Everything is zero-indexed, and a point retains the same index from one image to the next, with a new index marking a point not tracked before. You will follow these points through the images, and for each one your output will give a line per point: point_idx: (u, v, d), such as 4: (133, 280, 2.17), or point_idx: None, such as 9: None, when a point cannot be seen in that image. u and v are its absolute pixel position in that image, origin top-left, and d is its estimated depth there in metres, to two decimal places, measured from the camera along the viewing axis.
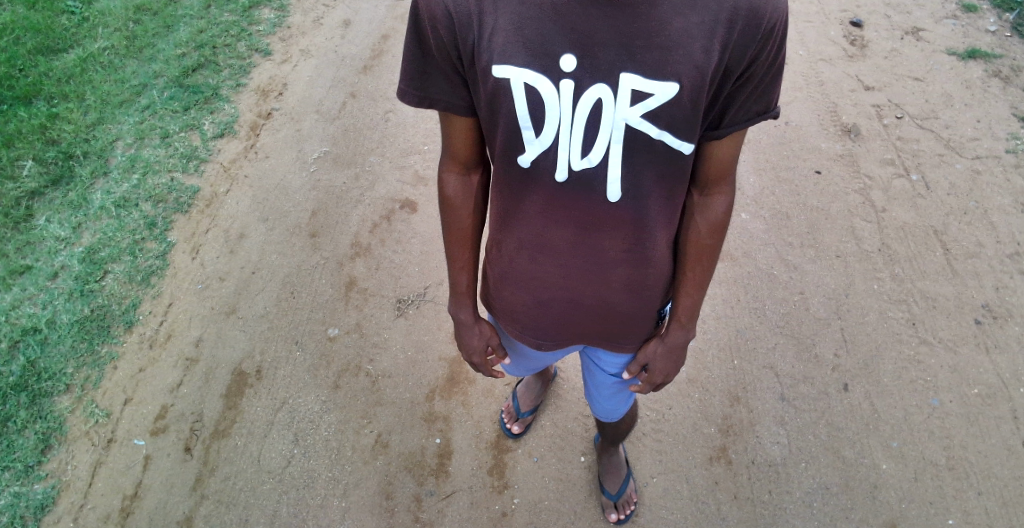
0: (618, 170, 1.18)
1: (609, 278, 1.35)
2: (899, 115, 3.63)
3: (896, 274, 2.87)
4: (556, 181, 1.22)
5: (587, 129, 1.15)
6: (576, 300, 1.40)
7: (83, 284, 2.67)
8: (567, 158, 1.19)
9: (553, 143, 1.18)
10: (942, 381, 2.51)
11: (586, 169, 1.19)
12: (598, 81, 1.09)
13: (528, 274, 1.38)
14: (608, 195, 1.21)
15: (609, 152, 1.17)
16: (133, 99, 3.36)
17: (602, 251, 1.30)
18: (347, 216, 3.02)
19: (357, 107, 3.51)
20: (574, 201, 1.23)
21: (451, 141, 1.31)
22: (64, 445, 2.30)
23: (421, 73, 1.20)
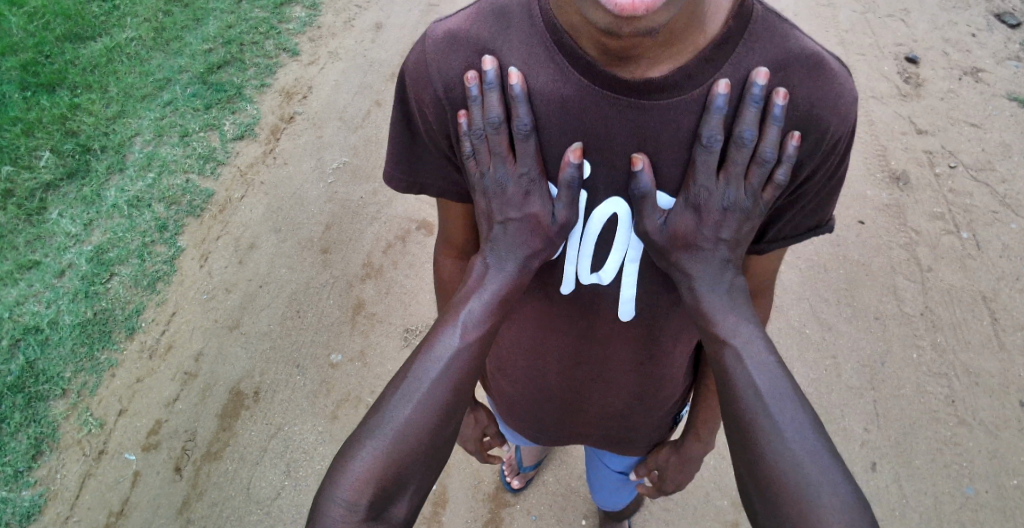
0: (631, 291, 1.08)
1: (614, 390, 1.25)
2: (952, 164, 3.41)
3: (938, 343, 2.68)
4: (561, 293, 1.11)
5: (599, 245, 1.05)
6: (579, 404, 1.30)
7: (89, 285, 2.61)
8: (575, 272, 1.08)
9: (560, 256, 1.07)
10: (978, 467, 2.34)
11: (594, 284, 1.08)
12: (613, 195, 0.99)
13: (527, 376, 1.29)
14: (620, 314, 1.11)
15: (623, 271, 1.06)
16: (155, 94, 3.31)
17: (611, 364, 1.20)
18: (361, 232, 2.92)
19: (381, 116, 3.41)
20: (578, 316, 1.13)
21: (446, 224, 1.27)
22: (56, 452, 2.25)
23: (408, 154, 1.12)
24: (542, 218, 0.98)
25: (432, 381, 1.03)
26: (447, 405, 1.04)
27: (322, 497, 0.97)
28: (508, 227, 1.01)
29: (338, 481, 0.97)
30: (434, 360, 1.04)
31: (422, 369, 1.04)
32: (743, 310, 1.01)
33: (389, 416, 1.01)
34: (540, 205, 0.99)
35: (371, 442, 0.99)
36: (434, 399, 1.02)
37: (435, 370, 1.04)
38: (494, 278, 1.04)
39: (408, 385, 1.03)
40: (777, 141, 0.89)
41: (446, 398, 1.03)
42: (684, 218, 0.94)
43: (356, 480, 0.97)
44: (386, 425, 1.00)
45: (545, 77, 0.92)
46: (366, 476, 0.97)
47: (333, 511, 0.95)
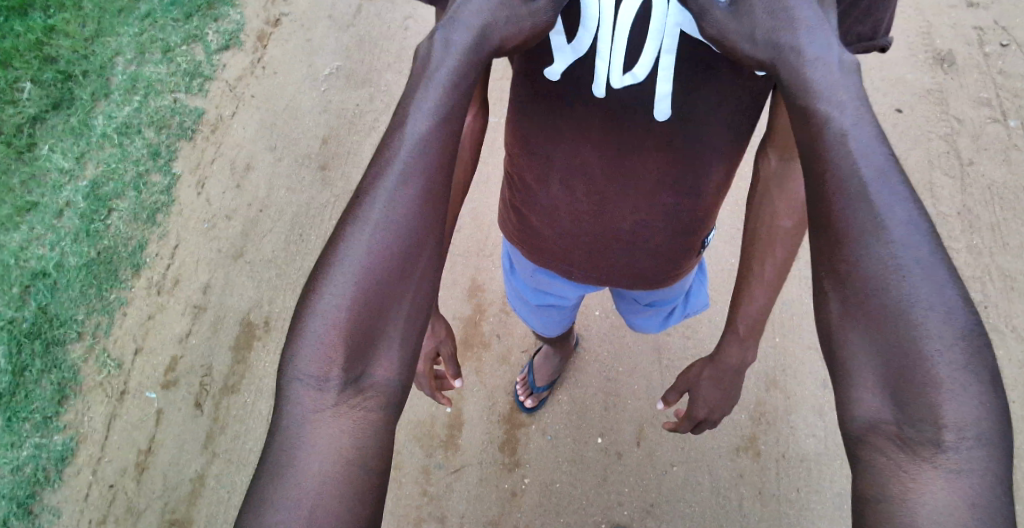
0: (668, 86, 1.10)
1: (647, 204, 1.28)
2: (1005, 41, 3.07)
3: (974, 246, 2.53)
4: (594, 97, 1.15)
5: (631, 39, 1.06)
6: (607, 229, 1.34)
7: (89, 224, 2.54)
8: (608, 71, 1.10)
9: (590, 53, 1.10)
10: (1007, 378, 2.27)
11: (627, 84, 1.11)
12: None
13: (561, 194, 1.32)
14: (653, 113, 1.14)
15: (658, 66, 1.08)
16: (132, 6, 3.05)
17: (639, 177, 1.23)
18: (360, 145, 2.76)
19: (373, 11, 3.12)
20: (613, 113, 1.16)
21: None
22: (80, 396, 2.28)
23: None
24: (497, 14, 0.89)
25: (375, 224, 0.84)
26: (410, 240, 0.86)
27: (283, 378, 0.81)
28: (463, 25, 0.88)
29: (300, 353, 0.80)
30: (375, 196, 0.85)
31: (368, 217, 0.84)
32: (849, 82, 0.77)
33: (343, 272, 0.83)
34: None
35: (322, 307, 0.82)
36: (390, 235, 0.84)
37: (391, 206, 0.85)
38: (433, 82, 0.86)
39: (359, 234, 0.84)
40: None
41: (399, 240, 0.85)
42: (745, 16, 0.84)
43: (317, 347, 0.80)
44: (340, 282, 0.83)
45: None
46: (331, 340, 0.81)
47: (302, 391, 0.79)
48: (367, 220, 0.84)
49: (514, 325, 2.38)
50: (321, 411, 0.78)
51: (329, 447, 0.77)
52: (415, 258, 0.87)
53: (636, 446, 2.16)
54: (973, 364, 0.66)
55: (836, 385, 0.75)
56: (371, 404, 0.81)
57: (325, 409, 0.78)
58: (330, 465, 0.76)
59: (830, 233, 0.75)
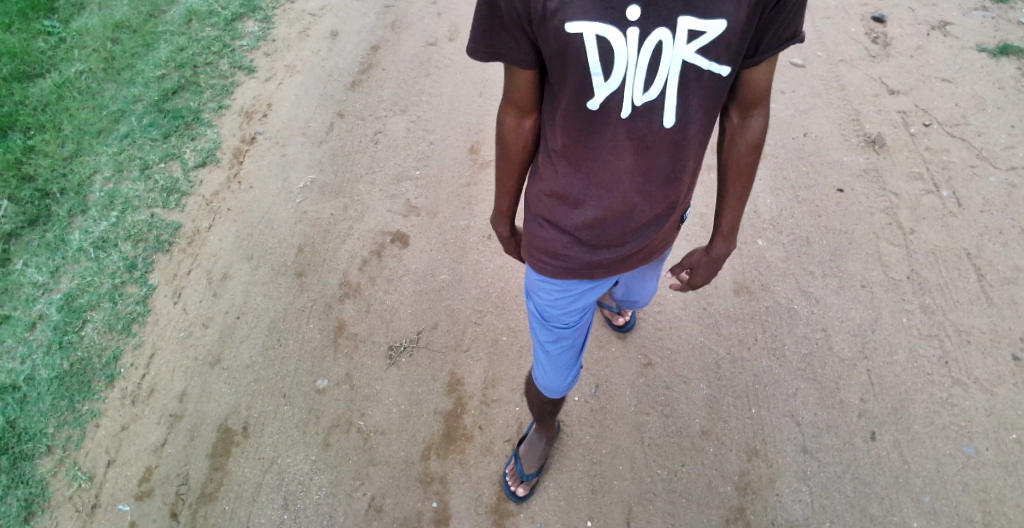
0: (674, 101, 1.30)
1: (658, 195, 1.46)
2: (926, 122, 3.39)
3: (926, 306, 2.67)
4: (621, 118, 1.31)
5: (649, 68, 1.26)
6: (628, 223, 1.50)
7: (62, 335, 2.54)
8: (630, 96, 1.28)
9: (620, 85, 1.27)
10: (977, 427, 2.33)
11: (647, 103, 1.29)
12: (659, 25, 1.22)
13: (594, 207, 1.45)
14: (665, 122, 1.32)
15: (668, 86, 1.28)
16: (112, 127, 3.21)
17: (660, 170, 1.41)
18: (336, 251, 2.86)
19: (346, 128, 3.34)
20: (637, 132, 1.33)
21: (513, 88, 1.44)
22: (47, 512, 2.19)
23: (488, 31, 1.32)
24: None
25: None
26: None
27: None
28: None
29: None
30: None
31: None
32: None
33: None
34: None
35: None
36: None
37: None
38: None
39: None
40: None
41: None
42: None
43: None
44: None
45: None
46: None
47: None
48: None
49: (495, 415, 2.38)
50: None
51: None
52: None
53: None
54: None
55: None
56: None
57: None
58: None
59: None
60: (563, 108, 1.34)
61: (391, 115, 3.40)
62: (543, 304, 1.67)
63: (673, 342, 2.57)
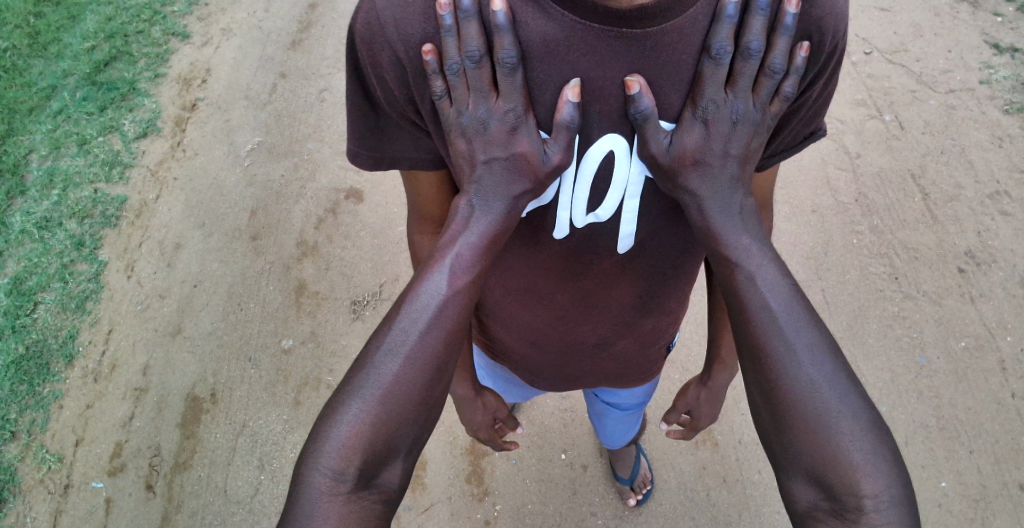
0: (631, 224, 1.03)
1: (609, 329, 1.26)
2: (867, 51, 3.45)
3: (876, 227, 2.76)
4: (555, 238, 1.05)
5: (596, 185, 0.97)
6: (575, 351, 1.33)
7: (14, 319, 2.46)
8: (569, 215, 1.01)
9: (554, 201, 0.99)
10: (928, 336, 2.44)
11: (592, 226, 1.02)
12: (610, 132, 0.91)
13: (528, 330, 1.29)
14: (616, 247, 1.07)
15: (622, 207, 1.00)
16: (42, 104, 3.07)
17: (601, 309, 1.21)
18: (289, 212, 2.81)
19: (289, 88, 3.25)
20: (581, 266, 1.10)
21: (420, 200, 1.16)
22: (19, 497, 2.15)
23: (375, 129, 1.01)
24: (515, 174, 0.90)
25: (434, 297, 0.94)
26: (491, 255, 0.96)
27: (302, 474, 0.87)
28: (492, 172, 0.90)
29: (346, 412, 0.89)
30: (423, 303, 0.94)
31: (455, 236, 0.95)
32: (752, 226, 0.97)
33: (405, 317, 0.94)
34: (510, 174, 0.90)
35: (391, 346, 0.93)
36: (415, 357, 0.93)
37: (487, 195, 0.92)
38: (478, 226, 0.93)
39: (475, 198, 0.93)
40: (784, 53, 0.85)
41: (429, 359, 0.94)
42: (690, 139, 0.89)
43: (337, 447, 0.88)
44: (417, 317, 0.94)
45: (532, 22, 0.80)
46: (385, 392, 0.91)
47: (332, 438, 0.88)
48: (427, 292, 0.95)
49: None
50: (334, 500, 0.85)
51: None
52: (460, 338, 0.98)
53: (599, 456, 2.18)
54: (871, 439, 0.88)
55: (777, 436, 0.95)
56: (376, 499, 0.90)
57: (337, 498, 0.86)
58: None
59: (738, 309, 0.97)
60: None
61: (335, 72, 3.32)
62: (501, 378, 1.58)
63: None
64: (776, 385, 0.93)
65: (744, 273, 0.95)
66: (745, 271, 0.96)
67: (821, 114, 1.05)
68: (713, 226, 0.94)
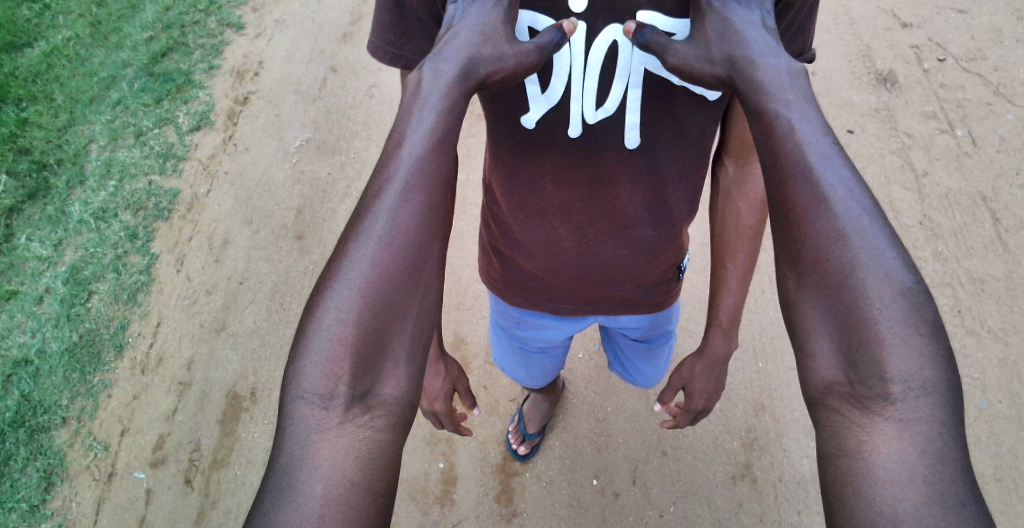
0: (636, 114, 1.15)
1: (623, 233, 1.30)
2: (943, 57, 3.22)
3: (940, 253, 2.60)
4: (570, 137, 1.18)
5: (601, 76, 1.12)
6: (592, 267, 1.36)
7: (70, 308, 2.55)
8: (580, 110, 1.15)
9: (565, 97, 1.14)
10: (990, 379, 2.29)
11: (602, 119, 1.16)
12: (610, 23, 1.07)
13: (542, 245, 1.34)
14: (626, 142, 1.18)
15: (627, 98, 1.14)
16: (103, 95, 3.14)
17: (611, 214, 1.27)
18: (334, 212, 2.82)
19: (338, 83, 3.24)
20: (586, 158, 1.20)
21: None
22: (67, 482, 2.24)
23: (401, 31, 1.18)
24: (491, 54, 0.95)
25: (393, 194, 0.87)
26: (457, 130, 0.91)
27: (286, 405, 0.80)
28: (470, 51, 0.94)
29: (314, 345, 0.80)
30: (382, 202, 0.87)
31: (409, 125, 0.90)
32: (797, 79, 0.87)
33: (367, 222, 0.87)
34: (487, 58, 0.94)
35: (354, 253, 0.85)
36: (381, 260, 0.85)
37: (445, 56, 0.92)
38: (433, 111, 0.90)
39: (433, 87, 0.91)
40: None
41: (400, 262, 0.86)
42: (706, 37, 0.95)
43: (320, 365, 0.80)
44: (376, 217, 0.87)
45: None
46: (358, 306, 0.83)
47: (308, 369, 0.79)
48: (383, 189, 0.88)
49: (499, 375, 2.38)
50: (328, 431, 0.77)
51: (331, 465, 0.76)
52: (441, 221, 0.92)
53: (631, 485, 2.13)
54: (920, 326, 0.72)
55: (798, 341, 0.83)
56: (379, 424, 0.81)
57: (331, 428, 0.78)
58: (331, 491, 0.75)
59: (776, 182, 0.85)
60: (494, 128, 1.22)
61: (384, 69, 3.29)
62: (507, 318, 1.57)
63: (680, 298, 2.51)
64: (808, 254, 0.81)
65: (787, 130, 0.84)
66: (792, 130, 0.84)
67: (807, 29, 1.19)
68: (755, 91, 0.88)
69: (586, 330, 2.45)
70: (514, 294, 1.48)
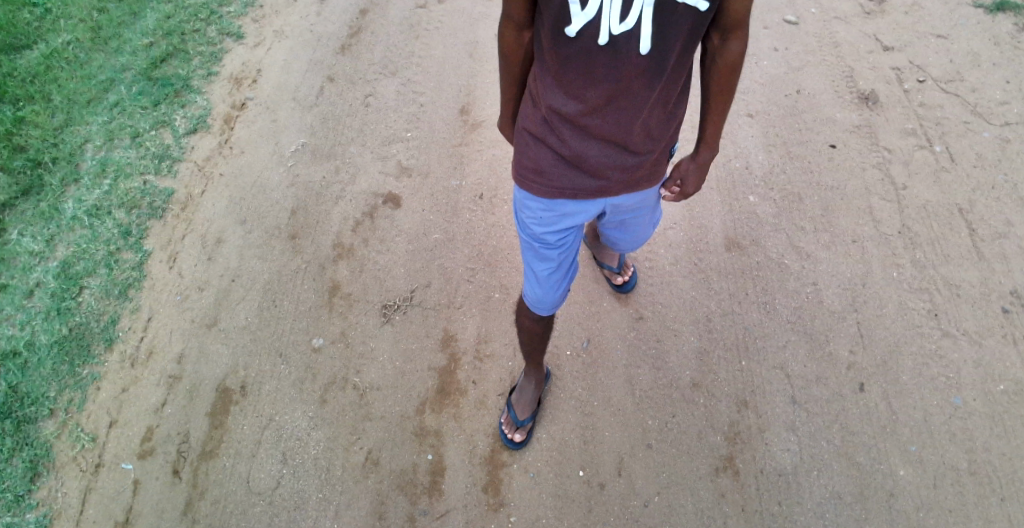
0: (649, 30, 1.34)
1: (633, 128, 1.51)
2: (921, 78, 3.37)
3: (917, 260, 2.68)
4: (598, 46, 1.36)
5: None
6: (606, 158, 1.56)
7: (60, 302, 2.56)
8: (607, 24, 1.33)
9: (598, 14, 1.32)
10: (965, 377, 2.36)
11: (624, 33, 1.34)
12: None
13: (570, 132, 1.52)
14: (640, 50, 1.37)
15: (644, 16, 1.32)
16: (101, 96, 3.20)
17: (628, 108, 1.47)
18: (329, 214, 2.87)
19: (336, 92, 3.33)
20: (615, 61, 1.38)
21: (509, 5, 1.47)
22: (52, 472, 2.23)
23: None
24: None
25: None
26: None
27: None
28: None
29: None
30: None
31: None
32: None
33: None
34: None
35: None
36: None
37: None
38: None
39: None
40: None
41: None
42: None
43: None
44: None
45: None
46: None
47: None
48: None
49: (488, 370, 2.42)
50: None
51: None
52: None
53: (618, 476, 2.17)
54: None
55: None
56: None
57: None
58: None
59: None
60: (545, 30, 1.40)
61: (380, 78, 3.38)
62: (527, 217, 1.70)
63: (665, 298, 2.58)
64: None
65: None
66: None
67: None
68: None
69: (574, 327, 2.51)
70: (536, 183, 1.61)
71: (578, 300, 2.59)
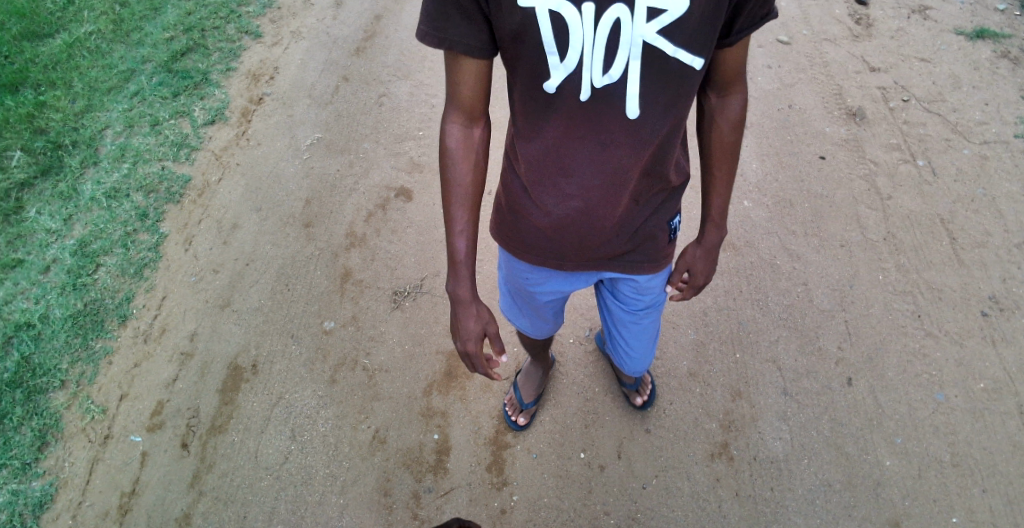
0: (636, 86, 1.31)
1: (620, 200, 1.47)
2: (905, 98, 3.54)
3: (902, 265, 2.82)
4: (579, 101, 1.32)
5: (608, 48, 1.27)
6: (591, 230, 1.52)
7: (76, 278, 2.62)
8: (589, 77, 1.29)
9: (578, 66, 1.28)
10: (947, 376, 2.47)
11: (607, 85, 1.30)
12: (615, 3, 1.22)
13: (553, 197, 1.47)
14: (626, 111, 1.33)
15: (629, 68, 1.29)
16: (121, 85, 3.29)
17: (613, 177, 1.42)
18: (341, 205, 2.96)
19: (349, 91, 3.44)
20: (595, 119, 1.34)
21: (458, 89, 1.38)
22: (61, 442, 2.27)
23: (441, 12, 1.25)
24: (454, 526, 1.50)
25: None
26: None
27: None
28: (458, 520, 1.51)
29: None
30: None
31: None
32: None
33: None
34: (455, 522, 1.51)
35: None
36: None
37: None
38: None
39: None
40: None
41: None
42: None
43: None
44: None
45: None
46: None
47: None
48: None
49: None
50: None
51: None
52: None
53: (617, 459, 2.26)
54: None
55: None
56: None
57: None
58: None
59: None
60: (517, 96, 1.38)
61: (393, 80, 3.50)
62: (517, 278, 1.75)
63: None
64: None
65: None
66: None
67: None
68: None
69: (577, 318, 2.62)
70: (521, 249, 1.64)
71: (581, 292, 2.69)
